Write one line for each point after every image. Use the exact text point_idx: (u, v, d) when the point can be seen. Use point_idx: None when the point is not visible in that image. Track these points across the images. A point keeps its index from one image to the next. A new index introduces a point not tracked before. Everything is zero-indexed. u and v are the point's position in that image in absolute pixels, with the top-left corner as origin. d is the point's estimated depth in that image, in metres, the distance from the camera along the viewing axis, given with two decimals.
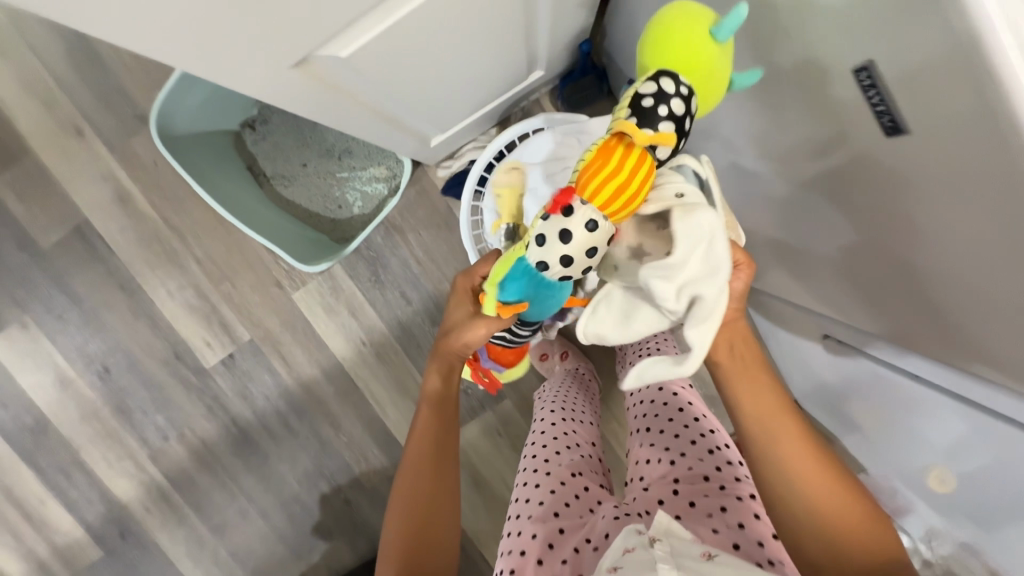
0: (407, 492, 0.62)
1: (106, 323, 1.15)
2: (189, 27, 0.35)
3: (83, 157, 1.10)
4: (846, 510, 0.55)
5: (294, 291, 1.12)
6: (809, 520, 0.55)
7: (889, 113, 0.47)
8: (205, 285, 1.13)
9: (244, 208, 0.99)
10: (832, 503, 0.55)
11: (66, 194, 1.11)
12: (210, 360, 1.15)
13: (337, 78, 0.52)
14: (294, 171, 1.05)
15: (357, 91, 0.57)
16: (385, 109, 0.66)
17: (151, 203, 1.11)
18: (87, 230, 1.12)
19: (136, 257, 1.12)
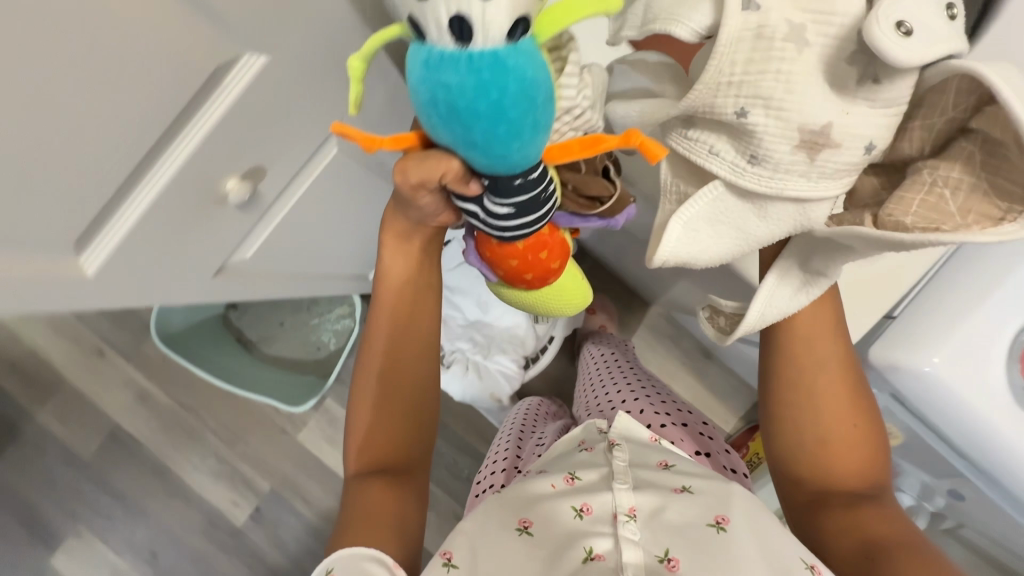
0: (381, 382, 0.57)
1: (148, 510, 1.29)
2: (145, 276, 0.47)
3: (108, 373, 1.31)
4: (854, 434, 0.58)
5: (299, 432, 1.26)
6: (799, 447, 0.59)
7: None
8: (224, 449, 1.28)
9: (240, 373, 1.16)
10: (835, 433, 0.58)
11: (99, 407, 1.30)
12: (240, 517, 1.27)
13: (277, 270, 0.70)
14: (275, 331, 1.23)
15: (293, 270, 0.75)
16: (320, 270, 0.82)
17: (168, 393, 1.30)
18: (120, 432, 1.30)
19: (163, 443, 1.29)
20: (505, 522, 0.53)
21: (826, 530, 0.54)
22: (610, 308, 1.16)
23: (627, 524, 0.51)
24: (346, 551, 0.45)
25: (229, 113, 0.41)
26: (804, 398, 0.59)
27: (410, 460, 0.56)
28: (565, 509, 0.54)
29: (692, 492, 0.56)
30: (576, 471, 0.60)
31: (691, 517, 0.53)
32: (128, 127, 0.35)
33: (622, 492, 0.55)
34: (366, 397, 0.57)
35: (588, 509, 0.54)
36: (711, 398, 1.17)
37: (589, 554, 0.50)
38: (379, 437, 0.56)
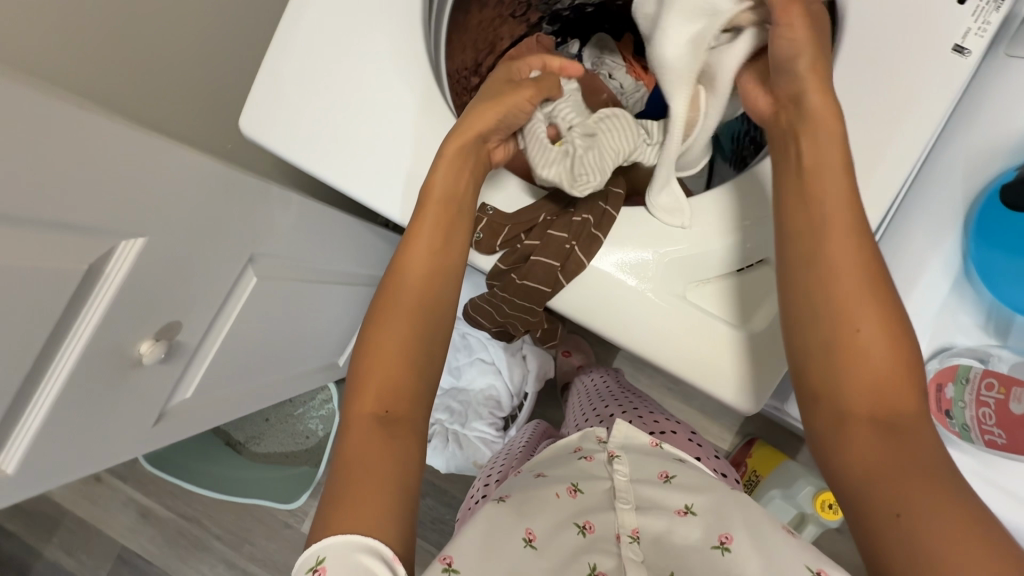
0: (402, 311, 0.51)
1: None
2: (76, 447, 0.47)
3: (107, 496, 1.31)
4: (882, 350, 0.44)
5: (302, 523, 1.25)
6: (823, 379, 0.45)
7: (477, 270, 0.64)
8: (232, 554, 1.27)
9: (229, 479, 1.15)
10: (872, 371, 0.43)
11: (103, 533, 1.30)
12: None
13: (233, 392, 0.71)
14: (262, 428, 1.25)
15: (251, 386, 0.76)
16: (277, 377, 0.82)
17: (168, 507, 1.30)
18: (127, 554, 1.29)
19: (170, 557, 1.28)
20: (510, 530, 0.47)
21: (875, 496, 0.40)
22: (586, 348, 1.16)
23: (630, 546, 0.48)
24: (344, 540, 0.39)
25: (121, 293, 0.43)
26: (820, 328, 0.46)
27: (415, 417, 0.48)
28: (570, 528, 0.49)
29: (695, 512, 0.50)
30: (580, 483, 0.55)
31: (693, 542, 0.48)
32: (15, 344, 0.37)
33: (625, 512, 0.51)
34: (383, 325, 0.51)
35: (591, 528, 0.50)
36: (702, 418, 1.15)
37: (593, 571, 0.46)
38: (391, 369, 0.49)
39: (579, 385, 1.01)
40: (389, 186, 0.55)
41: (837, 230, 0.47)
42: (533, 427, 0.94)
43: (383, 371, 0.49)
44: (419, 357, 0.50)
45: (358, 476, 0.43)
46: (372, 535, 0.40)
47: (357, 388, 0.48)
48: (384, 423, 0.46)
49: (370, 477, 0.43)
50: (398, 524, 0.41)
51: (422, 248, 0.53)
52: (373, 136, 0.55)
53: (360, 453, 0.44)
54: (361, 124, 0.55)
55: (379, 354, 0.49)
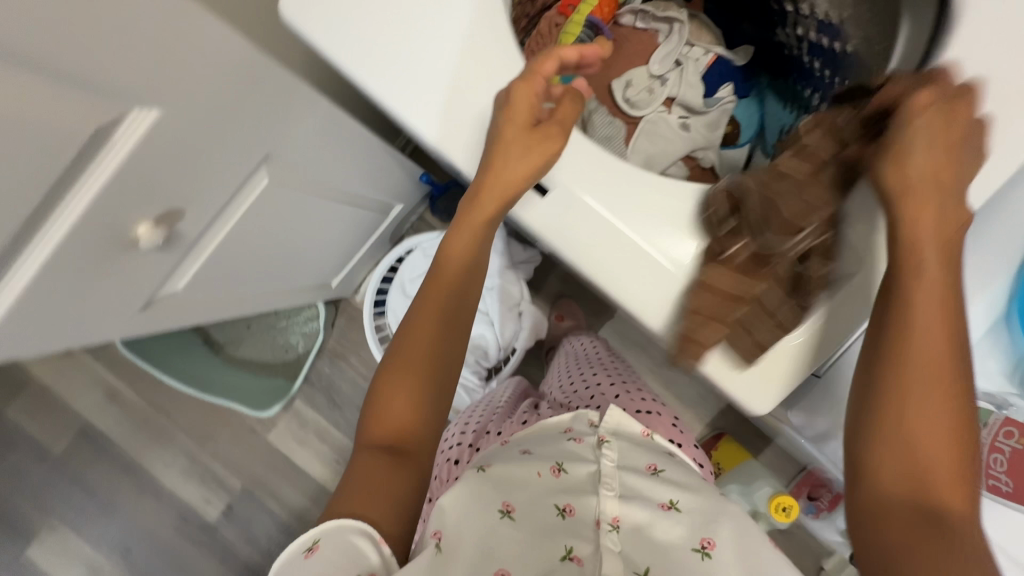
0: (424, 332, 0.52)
1: (120, 507, 1.30)
2: (62, 318, 0.45)
3: (76, 371, 1.31)
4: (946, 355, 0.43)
5: (269, 432, 1.27)
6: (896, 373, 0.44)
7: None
8: (195, 448, 1.28)
9: (203, 378, 1.15)
10: (925, 435, 0.42)
11: (68, 406, 1.30)
12: (212, 514, 1.28)
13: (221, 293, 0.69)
14: (243, 333, 1.22)
15: (242, 291, 0.74)
16: (268, 287, 0.80)
17: (138, 393, 1.30)
18: (89, 430, 1.30)
19: (133, 441, 1.30)
20: (488, 501, 0.49)
21: (900, 483, 0.43)
22: (579, 315, 1.15)
23: (609, 534, 0.48)
24: (340, 524, 0.43)
25: (128, 165, 0.39)
26: (876, 398, 0.44)
27: (423, 439, 0.50)
28: (549, 507, 0.50)
29: (679, 509, 0.51)
30: (564, 462, 0.55)
31: (673, 539, 0.49)
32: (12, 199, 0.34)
33: (607, 499, 0.51)
34: (405, 342, 0.52)
35: (571, 510, 0.50)
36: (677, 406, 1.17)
37: (568, 554, 0.47)
38: (407, 389, 0.51)
39: (568, 348, 1.00)
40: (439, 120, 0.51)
41: (942, 300, 0.44)
42: (514, 383, 0.94)
43: (399, 391, 0.50)
44: (435, 370, 0.52)
45: (365, 492, 0.46)
46: (364, 520, 0.44)
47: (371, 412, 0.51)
48: (394, 450, 0.48)
49: (382, 495, 0.46)
50: (399, 520, 0.45)
51: (453, 270, 0.54)
52: (430, 63, 0.51)
53: (373, 476, 0.46)
54: (420, 46, 0.50)
55: (399, 375, 0.51)
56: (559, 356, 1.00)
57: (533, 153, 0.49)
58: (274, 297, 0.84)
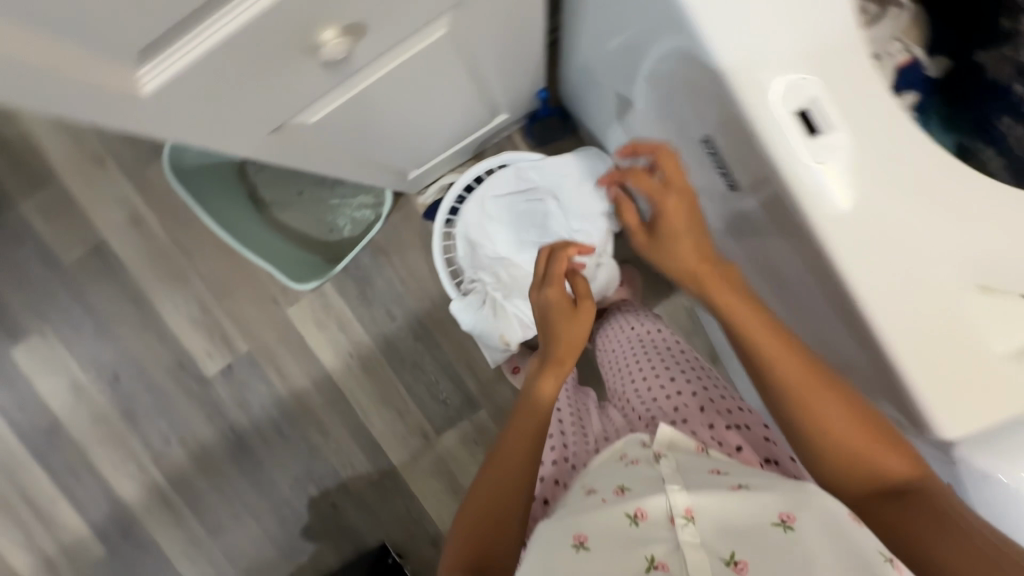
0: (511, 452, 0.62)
1: (118, 334, 1.27)
2: (209, 104, 0.41)
3: (105, 185, 1.23)
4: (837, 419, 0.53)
5: (289, 306, 1.22)
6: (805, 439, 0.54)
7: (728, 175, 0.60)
8: (209, 299, 1.23)
9: (242, 230, 1.08)
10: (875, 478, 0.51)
11: (88, 218, 1.24)
12: (210, 369, 1.26)
13: (329, 148, 0.63)
14: (292, 199, 1.16)
15: (345, 151, 0.68)
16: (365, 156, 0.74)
17: (164, 226, 1.23)
18: (103, 248, 1.24)
19: (147, 273, 1.24)
20: (561, 539, 0.49)
21: (877, 514, 0.49)
22: (638, 285, 1.12)
23: (685, 527, 0.47)
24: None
25: None
26: (796, 416, 0.54)
27: (503, 555, 0.56)
28: (622, 517, 0.50)
29: (750, 488, 0.50)
30: (626, 484, 0.55)
31: (753, 516, 0.47)
32: None
33: (676, 493, 0.50)
34: (496, 463, 0.62)
35: (642, 514, 0.50)
36: None
37: (651, 563, 0.46)
38: (493, 501, 0.59)
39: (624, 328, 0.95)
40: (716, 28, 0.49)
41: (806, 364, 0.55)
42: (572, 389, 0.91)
43: (487, 500, 0.59)
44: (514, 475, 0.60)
45: None
46: None
47: (461, 527, 0.58)
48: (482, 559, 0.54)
49: None
50: None
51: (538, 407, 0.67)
52: None
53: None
54: None
55: (486, 486, 0.60)
56: (611, 336, 0.96)
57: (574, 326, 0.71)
58: (363, 167, 0.79)
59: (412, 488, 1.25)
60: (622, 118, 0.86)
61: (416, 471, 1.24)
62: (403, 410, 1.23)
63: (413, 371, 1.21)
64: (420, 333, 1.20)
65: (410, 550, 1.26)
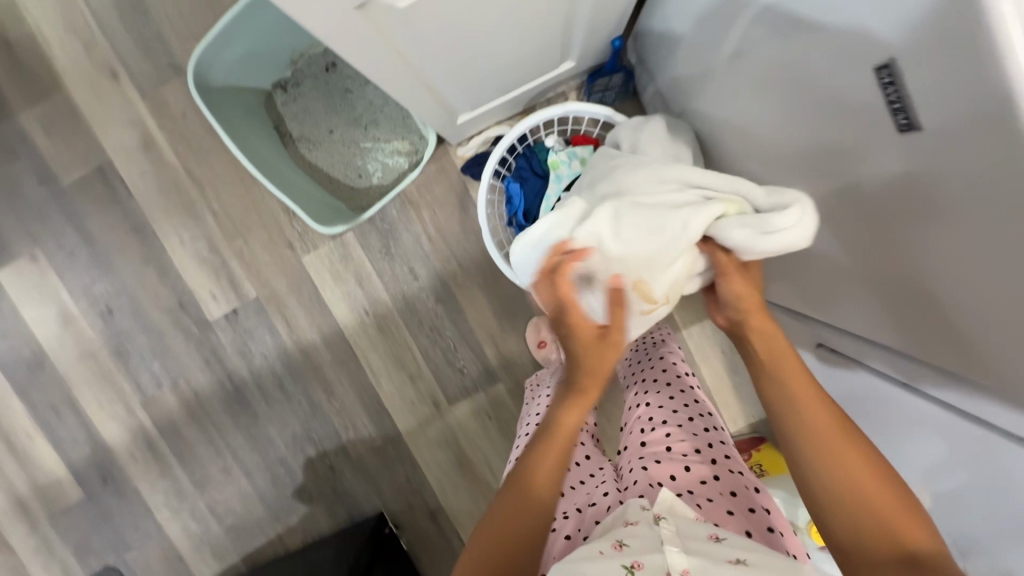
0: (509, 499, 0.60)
1: (115, 266, 1.17)
2: None
3: (115, 103, 1.13)
4: (857, 477, 0.55)
5: (305, 253, 1.13)
6: (836, 502, 0.56)
7: (905, 108, 0.46)
8: (219, 238, 1.15)
9: (266, 163, 1.00)
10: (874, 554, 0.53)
11: (95, 137, 1.14)
12: (213, 312, 1.17)
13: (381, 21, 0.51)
14: (321, 137, 1.07)
15: (395, 35, 0.57)
16: (423, 71, 0.67)
17: (176, 153, 1.14)
18: (108, 172, 1.15)
19: (154, 203, 1.15)
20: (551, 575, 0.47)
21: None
22: None
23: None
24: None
25: None
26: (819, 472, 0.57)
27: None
28: (618, 569, 0.46)
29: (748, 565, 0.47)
30: (625, 539, 0.51)
31: None
32: None
33: (673, 551, 0.47)
34: (504, 496, 0.61)
35: (638, 566, 0.47)
36: (732, 395, 1.11)
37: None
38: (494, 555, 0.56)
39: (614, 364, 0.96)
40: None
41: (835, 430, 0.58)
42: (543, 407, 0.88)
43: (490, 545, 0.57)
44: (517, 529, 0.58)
45: None
46: None
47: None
48: None
49: None
50: None
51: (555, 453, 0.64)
52: None
53: None
54: None
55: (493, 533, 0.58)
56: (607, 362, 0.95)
57: (604, 347, 0.65)
58: (413, 90, 0.71)
59: (417, 458, 1.18)
60: (702, 74, 0.79)
61: (423, 441, 1.17)
62: (416, 374, 1.15)
63: (431, 335, 1.14)
64: (442, 296, 1.12)
65: (407, 522, 1.19)
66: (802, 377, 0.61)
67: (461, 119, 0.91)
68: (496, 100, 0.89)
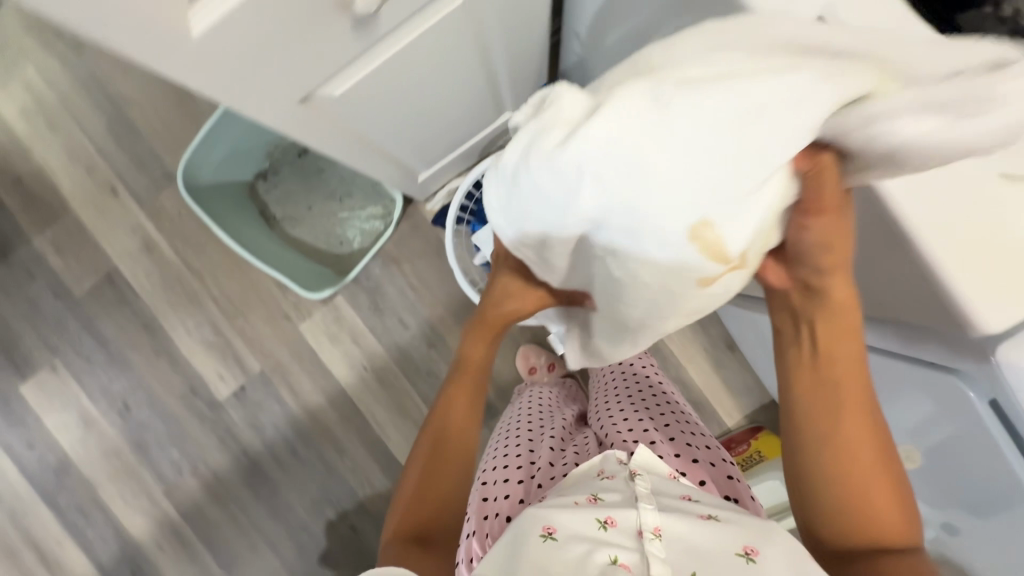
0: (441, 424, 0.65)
1: (129, 363, 1.26)
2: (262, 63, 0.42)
3: (117, 215, 1.25)
4: (855, 463, 0.50)
5: (301, 322, 1.22)
6: (821, 485, 0.51)
7: None
8: (221, 321, 1.23)
9: (255, 245, 1.10)
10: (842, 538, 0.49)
11: (102, 249, 1.25)
12: (223, 392, 1.24)
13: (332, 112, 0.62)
14: (302, 214, 1.18)
15: None
16: (379, 144, 0.78)
17: (175, 251, 1.24)
18: (116, 278, 1.25)
19: (159, 299, 1.25)
20: (530, 525, 0.49)
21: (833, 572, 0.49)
22: None
23: (653, 543, 0.47)
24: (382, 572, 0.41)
25: None
26: (819, 455, 0.51)
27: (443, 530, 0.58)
28: (590, 521, 0.49)
29: (719, 520, 0.51)
30: (599, 492, 0.55)
31: (716, 546, 0.48)
32: None
33: (647, 511, 0.50)
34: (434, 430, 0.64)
35: (612, 522, 0.50)
36: (722, 390, 1.16)
37: (614, 561, 0.46)
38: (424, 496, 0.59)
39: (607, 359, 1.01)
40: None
41: (852, 413, 0.51)
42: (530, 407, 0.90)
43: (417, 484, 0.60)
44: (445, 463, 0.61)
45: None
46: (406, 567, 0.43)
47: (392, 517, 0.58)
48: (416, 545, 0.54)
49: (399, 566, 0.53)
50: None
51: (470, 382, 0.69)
52: None
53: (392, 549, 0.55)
54: None
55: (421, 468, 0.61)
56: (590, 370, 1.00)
57: (522, 293, 0.65)
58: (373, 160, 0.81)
59: None
60: None
61: None
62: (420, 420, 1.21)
63: (428, 380, 1.20)
64: (433, 340, 1.19)
65: None
66: (851, 369, 0.52)
67: (422, 178, 1.01)
68: (450, 157, 1.00)
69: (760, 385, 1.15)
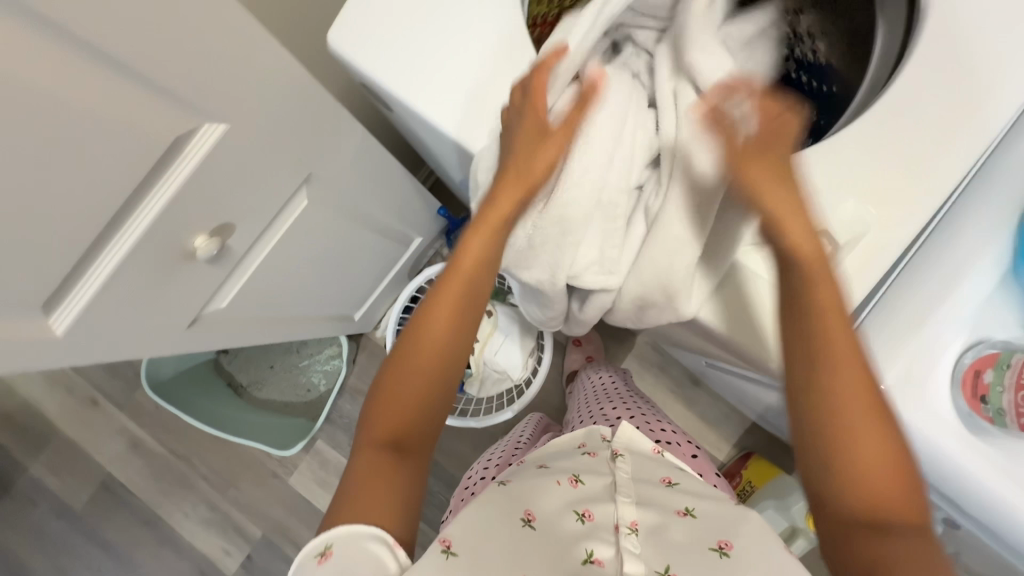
0: (428, 347, 0.56)
1: (137, 563, 1.27)
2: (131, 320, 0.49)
3: (101, 423, 1.32)
4: (864, 419, 0.47)
5: (289, 475, 1.25)
6: (840, 455, 0.47)
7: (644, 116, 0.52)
8: (215, 496, 1.27)
9: (225, 418, 1.16)
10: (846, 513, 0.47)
11: (93, 459, 1.31)
12: (231, 566, 1.25)
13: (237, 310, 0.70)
14: (266, 374, 1.25)
15: None
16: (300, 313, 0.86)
17: (160, 441, 1.30)
18: (110, 483, 1.30)
19: (154, 492, 1.29)
20: (512, 511, 0.51)
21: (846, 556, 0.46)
22: (596, 339, 1.18)
23: (629, 536, 0.49)
24: (347, 531, 0.45)
25: (182, 188, 0.45)
26: (830, 418, 0.48)
27: (422, 440, 0.55)
28: (569, 514, 0.52)
29: (694, 515, 0.54)
30: (581, 475, 0.58)
31: (690, 538, 0.51)
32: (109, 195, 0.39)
33: (625, 505, 0.53)
34: (422, 326, 0.56)
35: (590, 515, 0.52)
36: (702, 427, 1.16)
37: (589, 556, 0.48)
38: (399, 398, 0.54)
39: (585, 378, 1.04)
40: (427, 54, 0.56)
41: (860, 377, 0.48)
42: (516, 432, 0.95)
43: (397, 401, 0.54)
44: (417, 399, 0.55)
45: (354, 494, 0.48)
46: (376, 525, 0.45)
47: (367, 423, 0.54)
48: (393, 450, 0.52)
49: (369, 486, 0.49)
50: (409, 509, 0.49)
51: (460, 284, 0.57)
52: (459, 99, 0.55)
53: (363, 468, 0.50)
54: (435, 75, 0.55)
55: (401, 375, 0.55)
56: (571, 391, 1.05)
57: None
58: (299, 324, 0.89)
59: None
60: None
61: None
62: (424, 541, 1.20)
63: None
64: None
65: None
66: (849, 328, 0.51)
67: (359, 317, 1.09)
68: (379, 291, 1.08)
69: (737, 412, 1.17)
